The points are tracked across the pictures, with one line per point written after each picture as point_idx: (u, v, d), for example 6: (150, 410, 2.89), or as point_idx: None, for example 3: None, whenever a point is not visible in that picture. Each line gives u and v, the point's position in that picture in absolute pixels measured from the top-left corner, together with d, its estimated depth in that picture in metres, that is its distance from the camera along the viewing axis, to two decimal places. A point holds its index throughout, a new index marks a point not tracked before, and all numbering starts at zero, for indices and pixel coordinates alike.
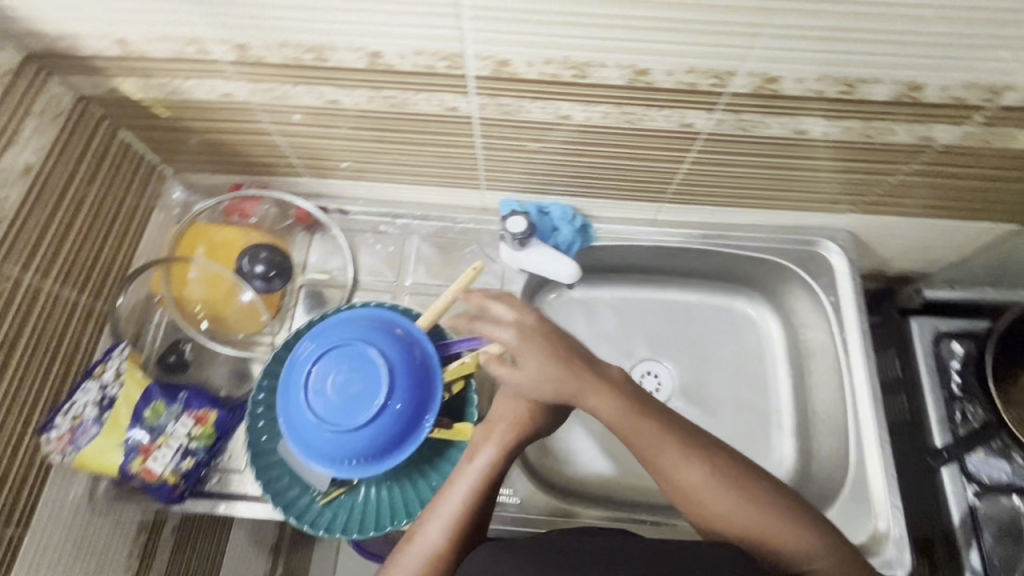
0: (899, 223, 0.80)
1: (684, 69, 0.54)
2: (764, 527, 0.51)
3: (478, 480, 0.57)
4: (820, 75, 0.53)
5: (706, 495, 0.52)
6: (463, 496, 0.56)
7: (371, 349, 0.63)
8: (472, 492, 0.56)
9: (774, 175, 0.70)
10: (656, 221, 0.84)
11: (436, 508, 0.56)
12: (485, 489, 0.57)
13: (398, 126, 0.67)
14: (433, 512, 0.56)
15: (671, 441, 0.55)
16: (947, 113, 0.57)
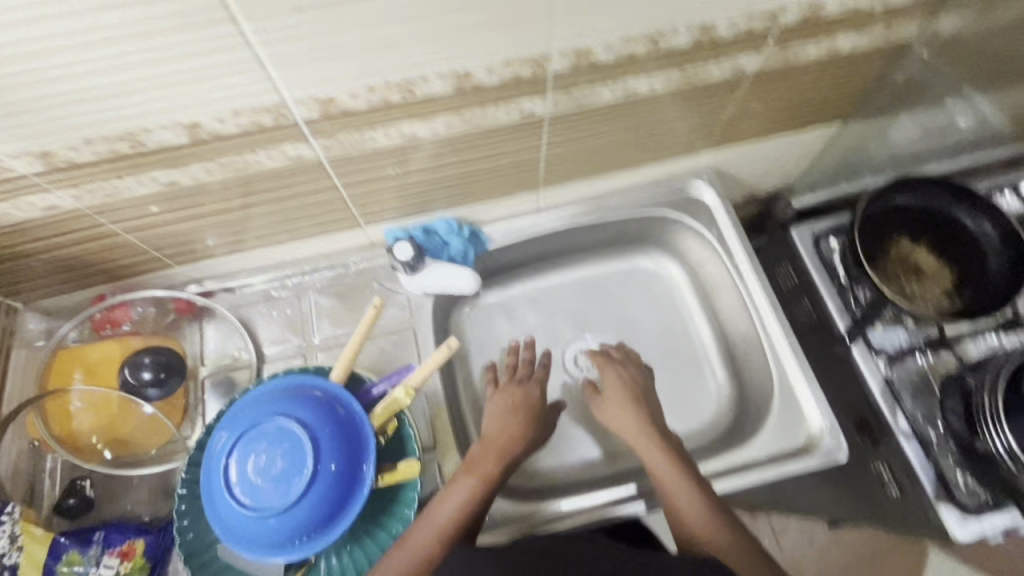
0: (751, 147, 0.87)
1: (502, 63, 0.55)
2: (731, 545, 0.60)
3: (472, 492, 0.63)
4: (625, 37, 0.57)
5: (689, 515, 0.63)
6: (456, 506, 0.62)
7: (290, 419, 0.60)
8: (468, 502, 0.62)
9: (627, 136, 0.74)
10: (541, 208, 0.86)
11: (430, 517, 0.61)
12: (478, 500, 0.63)
13: (251, 189, 0.64)
14: (423, 521, 0.61)
15: (711, 510, 0.63)
16: (745, 43, 0.62)
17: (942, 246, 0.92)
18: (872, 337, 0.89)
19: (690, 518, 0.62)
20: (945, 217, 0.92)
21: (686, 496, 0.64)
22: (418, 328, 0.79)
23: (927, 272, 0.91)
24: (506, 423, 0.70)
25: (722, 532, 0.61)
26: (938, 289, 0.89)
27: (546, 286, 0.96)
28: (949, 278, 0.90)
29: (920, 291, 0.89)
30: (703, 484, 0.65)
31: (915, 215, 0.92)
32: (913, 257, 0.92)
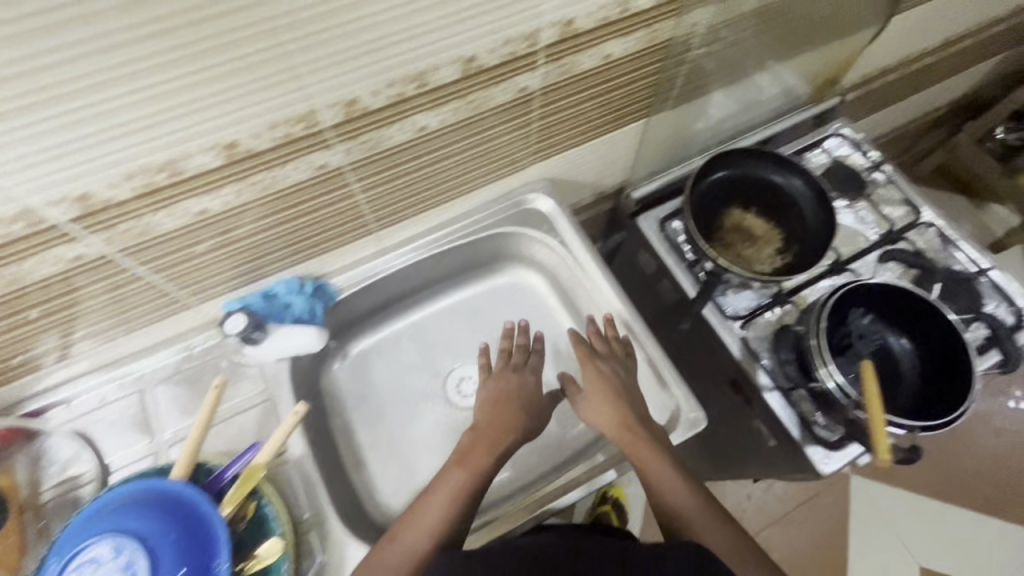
0: (577, 153, 0.91)
1: (268, 128, 0.55)
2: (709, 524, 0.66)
3: (465, 484, 0.67)
4: (389, 82, 0.57)
5: (676, 496, 0.68)
6: (448, 501, 0.65)
7: (122, 534, 0.58)
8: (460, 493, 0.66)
9: (443, 167, 0.76)
10: (387, 248, 0.86)
11: (421, 513, 0.64)
12: (470, 491, 0.67)
13: (38, 298, 0.60)
14: (416, 514, 0.64)
15: (692, 495, 0.68)
16: (517, 66, 0.65)
17: (766, 210, 1.00)
18: (723, 305, 0.96)
19: (675, 504, 0.68)
20: (768, 181, 1.00)
21: (670, 481, 0.69)
22: (275, 397, 0.77)
23: (759, 236, 0.99)
24: (502, 414, 0.74)
25: (703, 517, 0.67)
26: (770, 249, 0.98)
27: (417, 321, 0.95)
28: (777, 237, 0.99)
29: (754, 255, 0.97)
30: (682, 471, 0.70)
31: (741, 185, 1.00)
32: (744, 224, 1.00)
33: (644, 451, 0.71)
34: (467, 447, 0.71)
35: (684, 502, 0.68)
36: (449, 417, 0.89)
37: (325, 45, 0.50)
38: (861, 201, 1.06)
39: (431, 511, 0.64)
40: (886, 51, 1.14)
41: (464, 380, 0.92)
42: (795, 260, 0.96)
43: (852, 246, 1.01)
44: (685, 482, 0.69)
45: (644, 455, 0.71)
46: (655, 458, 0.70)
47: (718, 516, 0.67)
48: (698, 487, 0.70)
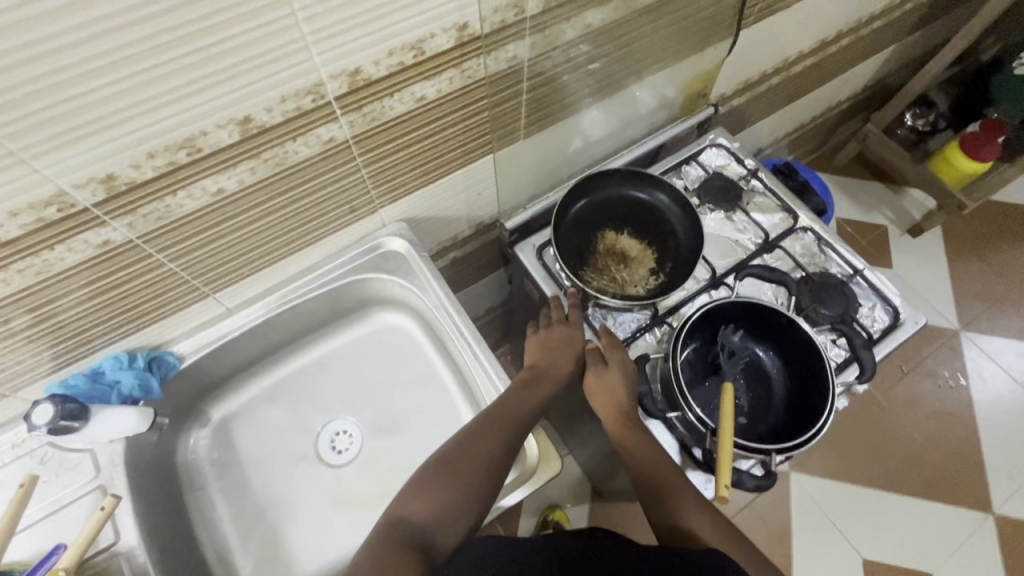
0: (433, 191, 0.88)
1: (10, 215, 0.51)
2: (689, 496, 0.70)
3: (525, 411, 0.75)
4: (147, 153, 0.54)
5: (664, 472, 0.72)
6: (520, 410, 0.74)
7: None
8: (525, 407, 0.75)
9: (268, 225, 0.72)
10: (235, 309, 0.82)
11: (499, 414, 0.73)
12: (519, 419, 0.74)
13: None
14: (502, 416, 0.72)
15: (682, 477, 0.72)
16: (309, 120, 0.62)
17: (640, 230, 1.00)
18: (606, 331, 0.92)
19: (663, 477, 0.72)
20: (639, 201, 1.01)
21: (665, 463, 0.73)
22: (106, 482, 0.71)
23: (634, 257, 0.98)
24: (556, 354, 0.84)
25: (702, 507, 0.70)
26: (644, 271, 0.97)
27: (285, 378, 0.91)
28: (652, 258, 0.99)
29: (628, 278, 0.96)
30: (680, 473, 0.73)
31: (613, 208, 1.00)
32: (618, 246, 0.99)
33: (645, 443, 0.75)
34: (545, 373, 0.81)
35: (684, 490, 0.71)
36: (320, 476, 0.85)
37: (42, 126, 0.47)
38: (738, 212, 1.05)
39: (505, 416, 0.73)
40: (743, 68, 1.18)
41: (336, 435, 0.88)
42: (667, 281, 0.95)
43: (731, 257, 1.00)
44: (683, 480, 0.72)
45: (644, 447, 0.74)
46: (655, 452, 0.74)
47: (710, 511, 0.70)
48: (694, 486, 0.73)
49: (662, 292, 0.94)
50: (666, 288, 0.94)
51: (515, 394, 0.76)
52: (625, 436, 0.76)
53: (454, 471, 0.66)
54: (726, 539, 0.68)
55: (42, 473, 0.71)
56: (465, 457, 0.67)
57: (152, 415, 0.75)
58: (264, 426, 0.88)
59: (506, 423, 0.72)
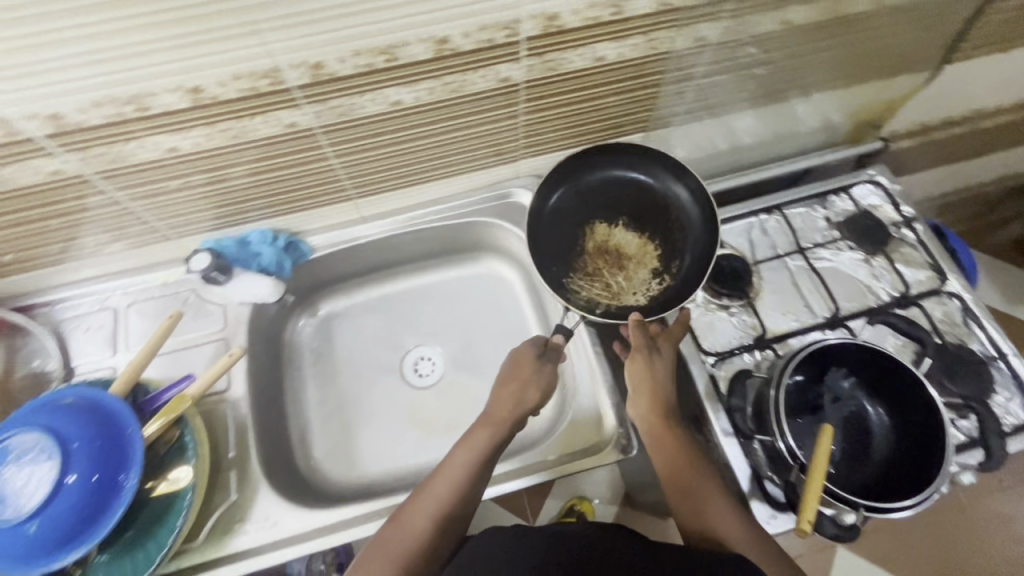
0: (573, 155, 0.89)
1: (231, 77, 0.57)
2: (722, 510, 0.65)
3: (484, 451, 0.68)
4: (354, 51, 0.58)
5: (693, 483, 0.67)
6: (482, 449, 0.68)
7: (38, 429, 0.61)
8: (481, 460, 0.68)
9: (424, 147, 0.76)
10: (367, 218, 0.88)
11: (453, 473, 0.66)
12: (479, 460, 0.67)
13: (20, 204, 0.66)
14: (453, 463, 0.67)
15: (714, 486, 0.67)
16: (495, 54, 0.64)
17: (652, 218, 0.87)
18: (705, 339, 0.92)
19: (694, 486, 0.67)
20: (644, 191, 0.86)
21: (691, 472, 0.68)
22: (230, 337, 0.80)
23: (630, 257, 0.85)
24: (526, 387, 0.73)
25: (736, 521, 0.64)
26: (642, 274, 0.83)
27: (390, 295, 0.97)
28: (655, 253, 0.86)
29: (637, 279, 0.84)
30: (711, 475, 0.68)
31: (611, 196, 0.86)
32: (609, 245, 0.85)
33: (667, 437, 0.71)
34: (499, 425, 0.70)
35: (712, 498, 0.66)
36: (400, 392, 0.90)
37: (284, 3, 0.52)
38: (880, 257, 0.97)
39: (455, 486, 0.66)
40: (932, 109, 1.06)
41: (422, 359, 0.93)
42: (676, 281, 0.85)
43: (859, 302, 0.93)
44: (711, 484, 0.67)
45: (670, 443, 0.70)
46: (683, 447, 0.70)
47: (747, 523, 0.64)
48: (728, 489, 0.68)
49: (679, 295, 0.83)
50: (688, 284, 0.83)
51: (467, 449, 0.68)
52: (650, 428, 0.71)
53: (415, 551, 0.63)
54: (770, 553, 0.62)
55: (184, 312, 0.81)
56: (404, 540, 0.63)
57: (281, 289, 0.82)
58: (362, 332, 0.94)
59: (461, 481, 0.66)
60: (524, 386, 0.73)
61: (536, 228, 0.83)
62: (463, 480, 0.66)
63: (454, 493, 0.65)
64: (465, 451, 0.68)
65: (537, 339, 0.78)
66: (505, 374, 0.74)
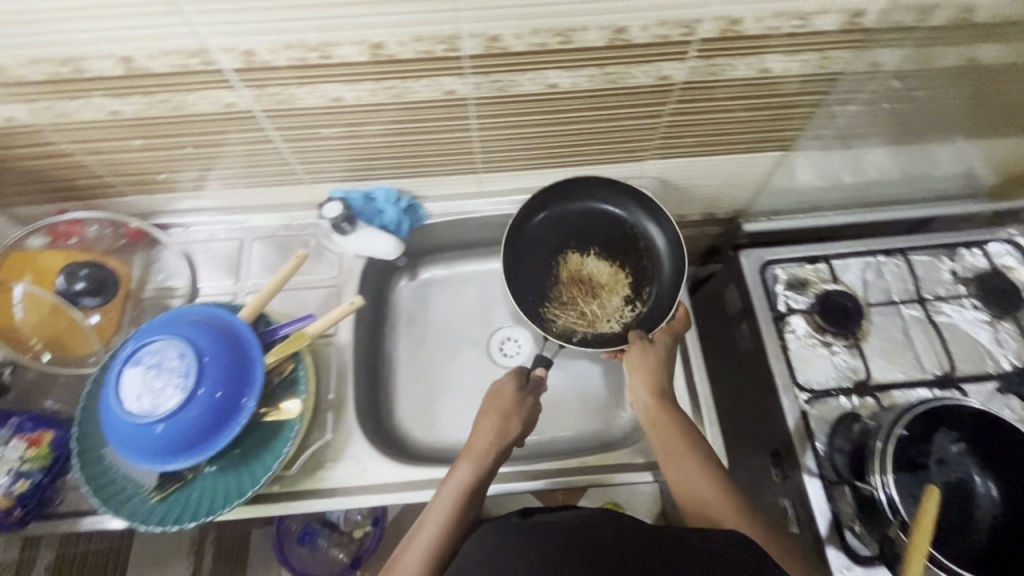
0: (700, 163, 0.87)
1: (412, 39, 0.58)
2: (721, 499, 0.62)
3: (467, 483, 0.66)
4: (533, 28, 0.58)
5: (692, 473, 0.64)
6: (466, 484, 0.66)
7: (179, 340, 0.65)
8: (464, 499, 0.65)
9: (563, 131, 0.76)
10: (484, 193, 0.89)
11: (441, 517, 0.63)
12: (463, 492, 0.65)
13: (189, 129, 0.70)
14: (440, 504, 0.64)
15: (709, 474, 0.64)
16: (664, 51, 0.63)
17: (612, 252, 0.87)
18: (800, 372, 0.89)
19: (688, 478, 0.64)
20: (621, 222, 0.87)
21: (684, 460, 0.65)
22: (341, 286, 0.84)
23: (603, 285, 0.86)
24: (505, 422, 0.71)
25: (728, 504, 0.62)
26: (617, 301, 0.85)
27: (487, 270, 0.98)
28: (626, 283, 0.86)
29: (602, 311, 0.85)
30: (708, 456, 0.66)
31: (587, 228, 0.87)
32: (583, 273, 0.86)
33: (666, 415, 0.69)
34: (479, 459, 0.67)
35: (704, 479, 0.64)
36: (485, 368, 0.92)
37: None
38: (1007, 322, 0.90)
39: (444, 518, 0.63)
40: None
41: (510, 340, 0.94)
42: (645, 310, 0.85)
43: (976, 366, 0.87)
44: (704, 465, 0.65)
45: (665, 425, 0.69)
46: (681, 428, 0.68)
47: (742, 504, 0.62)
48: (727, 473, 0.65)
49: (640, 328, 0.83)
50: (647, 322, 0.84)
51: (452, 486, 0.66)
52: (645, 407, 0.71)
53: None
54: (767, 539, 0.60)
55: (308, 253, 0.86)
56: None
57: (400, 249, 0.83)
58: (455, 302, 0.96)
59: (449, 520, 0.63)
60: (509, 416, 0.71)
61: (513, 262, 0.85)
62: (450, 521, 0.63)
63: (443, 538, 0.62)
64: (454, 482, 0.66)
65: (513, 372, 0.76)
66: (495, 401, 0.73)
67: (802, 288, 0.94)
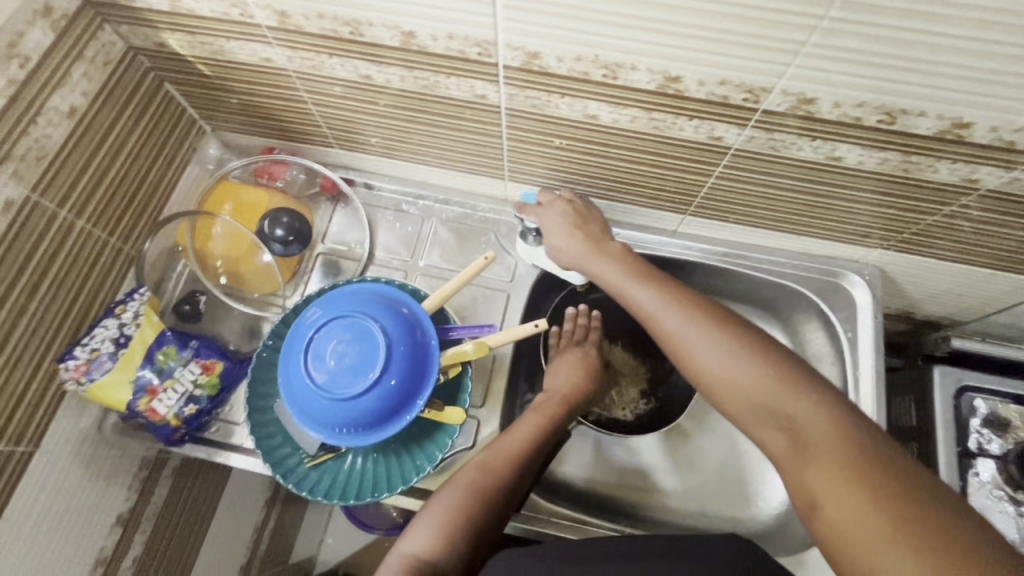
0: (937, 266, 0.76)
1: (716, 80, 0.52)
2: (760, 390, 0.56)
3: (533, 435, 0.67)
4: (860, 101, 0.51)
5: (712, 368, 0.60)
6: (531, 436, 0.67)
7: (373, 324, 0.64)
8: (522, 459, 0.65)
9: (808, 201, 0.68)
10: (677, 234, 0.82)
11: (496, 468, 0.63)
12: (531, 444, 0.66)
13: (426, 106, 0.67)
14: (500, 446, 0.65)
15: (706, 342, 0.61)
16: (995, 157, 0.53)
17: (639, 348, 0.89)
18: None
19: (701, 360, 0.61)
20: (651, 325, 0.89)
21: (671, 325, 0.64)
22: (512, 294, 0.81)
23: (622, 375, 0.88)
24: (568, 385, 0.74)
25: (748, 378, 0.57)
26: (633, 392, 0.87)
27: None
28: (643, 377, 0.88)
29: (618, 398, 0.87)
30: (779, 405, 0.55)
31: (612, 318, 0.88)
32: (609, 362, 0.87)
33: (708, 363, 0.60)
34: (535, 429, 0.68)
35: (781, 446, 0.54)
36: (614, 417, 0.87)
37: (846, 35, 0.45)
38: None
39: (507, 460, 0.64)
40: None
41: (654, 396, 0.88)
42: (658, 406, 0.87)
43: None
44: (771, 422, 0.55)
45: (741, 406, 0.58)
46: (741, 393, 0.58)
47: (827, 461, 0.50)
48: (815, 388, 0.55)
49: (655, 420, 0.86)
50: (659, 419, 0.86)
51: (508, 446, 0.65)
52: (715, 391, 0.60)
53: (463, 533, 0.59)
54: (874, 499, 0.46)
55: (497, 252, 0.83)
56: (456, 499, 0.61)
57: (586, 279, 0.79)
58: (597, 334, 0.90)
59: (510, 461, 0.64)
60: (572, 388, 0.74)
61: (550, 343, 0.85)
62: (504, 477, 0.63)
63: (493, 487, 0.62)
64: (512, 443, 0.66)
65: (581, 365, 0.76)
66: (561, 383, 0.74)
67: (1001, 429, 0.81)
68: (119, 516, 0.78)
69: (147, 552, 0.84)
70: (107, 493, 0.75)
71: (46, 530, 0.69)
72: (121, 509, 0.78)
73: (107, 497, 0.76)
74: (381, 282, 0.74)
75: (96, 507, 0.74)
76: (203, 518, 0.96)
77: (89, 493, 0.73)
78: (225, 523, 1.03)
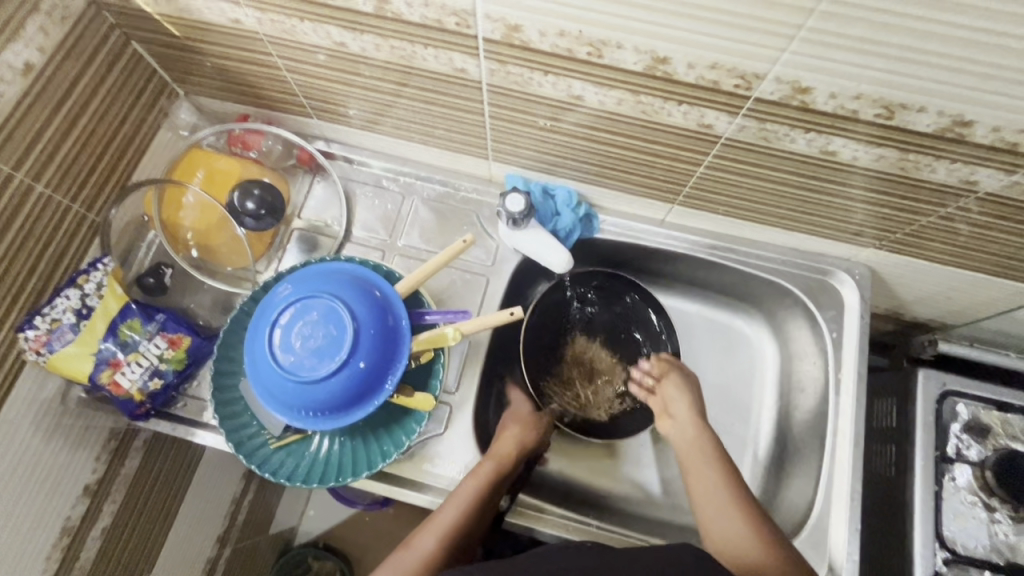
0: (928, 267, 0.73)
1: (707, 64, 0.49)
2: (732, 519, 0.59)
3: (470, 508, 0.62)
4: (858, 92, 0.48)
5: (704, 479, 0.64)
6: (468, 510, 0.62)
7: (341, 305, 0.62)
8: (455, 532, 0.61)
9: (799, 196, 0.65)
10: (665, 223, 0.79)
11: (427, 548, 0.60)
12: (470, 519, 0.62)
13: (404, 78, 0.64)
14: (438, 524, 0.61)
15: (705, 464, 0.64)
16: (995, 158, 0.51)
17: (623, 346, 0.85)
18: (945, 527, 0.78)
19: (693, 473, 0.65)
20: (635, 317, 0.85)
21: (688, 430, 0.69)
22: (491, 279, 0.79)
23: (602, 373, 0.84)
24: (508, 435, 0.71)
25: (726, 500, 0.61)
26: (611, 391, 0.83)
27: None
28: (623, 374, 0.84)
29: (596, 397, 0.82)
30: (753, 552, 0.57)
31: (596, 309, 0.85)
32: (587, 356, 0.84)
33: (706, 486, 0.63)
34: (471, 500, 0.63)
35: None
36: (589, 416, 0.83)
37: (843, 21, 0.42)
38: None
39: (443, 537, 0.60)
40: None
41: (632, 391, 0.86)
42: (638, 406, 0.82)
43: None
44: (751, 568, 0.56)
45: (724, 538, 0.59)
46: (734, 540, 0.58)
47: None
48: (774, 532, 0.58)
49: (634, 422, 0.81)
50: (638, 419, 0.82)
51: (441, 520, 0.61)
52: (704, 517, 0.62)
53: None
54: None
55: (479, 235, 0.80)
56: None
57: (568, 267, 0.76)
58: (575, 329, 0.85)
59: (445, 542, 0.60)
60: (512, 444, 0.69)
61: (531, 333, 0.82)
62: (432, 557, 0.59)
63: (423, 571, 0.58)
64: (445, 518, 0.62)
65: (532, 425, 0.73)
66: (505, 443, 0.69)
67: (981, 435, 0.80)
68: (87, 486, 0.77)
69: (117, 524, 0.83)
70: (73, 463, 0.74)
71: (8, 498, 0.68)
72: (88, 479, 0.77)
73: (73, 468, 0.74)
74: (354, 262, 0.72)
75: (62, 478, 0.73)
76: (179, 491, 0.95)
77: (52, 464, 0.72)
78: (203, 497, 1.03)
